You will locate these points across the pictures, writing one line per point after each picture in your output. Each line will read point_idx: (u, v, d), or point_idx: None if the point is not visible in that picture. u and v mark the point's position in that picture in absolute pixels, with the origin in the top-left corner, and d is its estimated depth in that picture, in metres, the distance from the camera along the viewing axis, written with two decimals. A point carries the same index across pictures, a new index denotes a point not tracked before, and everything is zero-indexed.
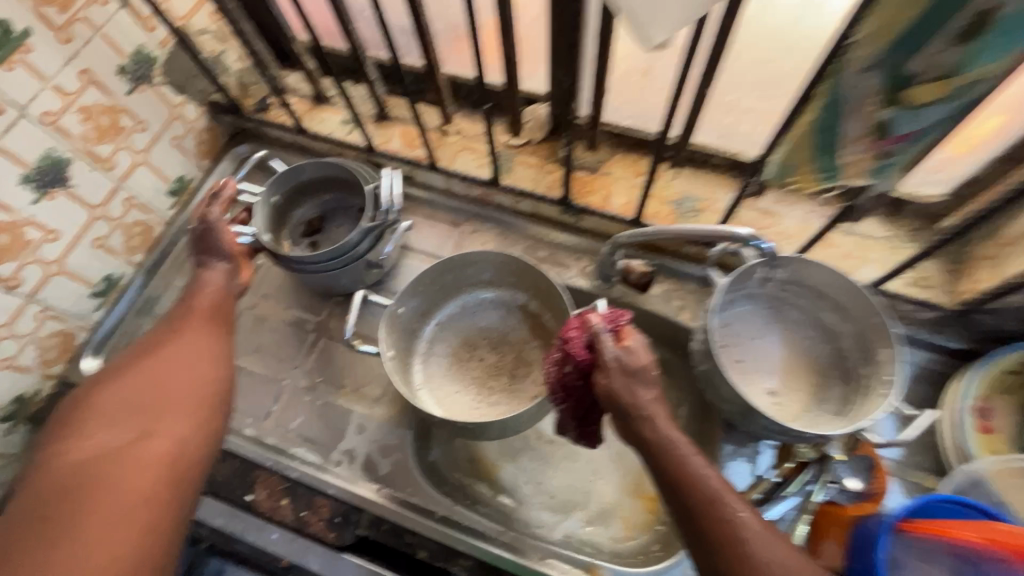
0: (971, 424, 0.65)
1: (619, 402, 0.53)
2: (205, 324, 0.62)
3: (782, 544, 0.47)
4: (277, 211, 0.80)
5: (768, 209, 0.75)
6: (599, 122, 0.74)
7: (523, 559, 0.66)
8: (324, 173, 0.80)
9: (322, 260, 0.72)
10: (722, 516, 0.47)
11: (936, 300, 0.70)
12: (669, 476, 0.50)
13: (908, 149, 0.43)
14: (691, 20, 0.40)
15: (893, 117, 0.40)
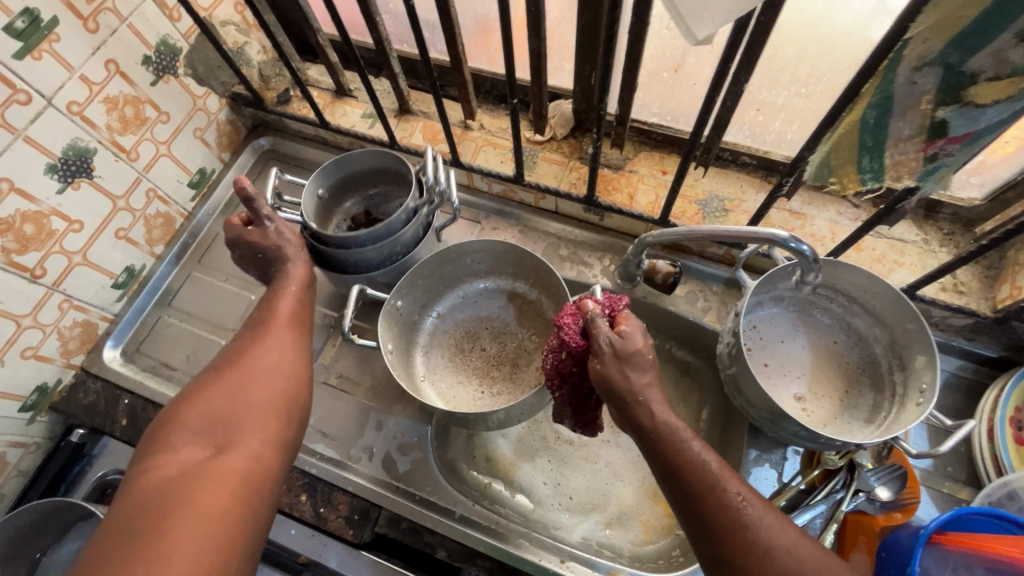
0: (1008, 435, 0.63)
1: (612, 387, 0.51)
2: (287, 329, 0.60)
3: (786, 529, 0.44)
4: (321, 204, 0.79)
5: (797, 210, 0.73)
6: (628, 120, 0.73)
7: (542, 561, 0.65)
8: (371, 167, 0.79)
9: (368, 240, 0.69)
10: (722, 500, 0.45)
11: (971, 306, 0.67)
12: (667, 462, 0.47)
13: (961, 150, 0.41)
14: (739, 14, 0.37)
15: (951, 117, 0.39)
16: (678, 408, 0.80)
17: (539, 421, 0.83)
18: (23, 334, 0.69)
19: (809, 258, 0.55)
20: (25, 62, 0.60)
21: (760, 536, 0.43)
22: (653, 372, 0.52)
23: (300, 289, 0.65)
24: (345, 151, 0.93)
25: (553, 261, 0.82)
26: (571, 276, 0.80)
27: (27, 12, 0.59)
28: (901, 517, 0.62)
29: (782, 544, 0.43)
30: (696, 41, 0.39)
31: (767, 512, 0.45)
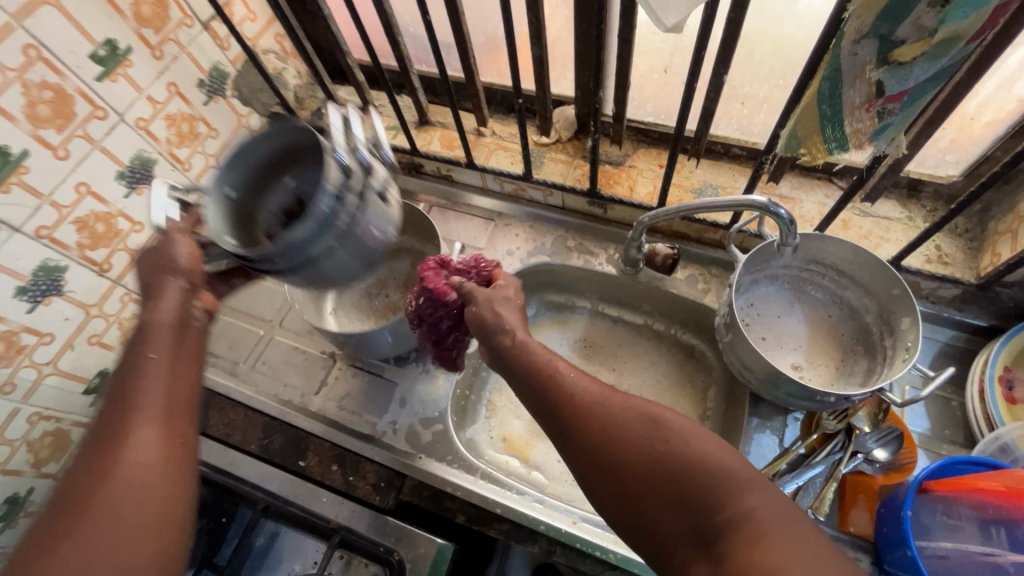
0: (998, 394, 0.65)
1: (485, 324, 0.58)
2: (161, 421, 0.48)
3: (615, 394, 0.50)
4: (238, 208, 0.63)
5: (787, 194, 0.78)
6: (623, 118, 0.81)
7: (556, 522, 0.68)
8: (281, 141, 0.62)
9: (295, 245, 0.53)
10: (560, 384, 0.51)
11: (956, 275, 0.70)
12: (518, 365, 0.55)
13: (902, 109, 0.47)
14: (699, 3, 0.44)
15: (885, 78, 0.45)
16: (685, 389, 0.85)
17: None
18: (89, 322, 0.78)
19: (786, 222, 0.61)
20: (104, 84, 0.71)
21: (587, 397, 0.50)
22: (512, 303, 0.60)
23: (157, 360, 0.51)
24: None
25: (561, 252, 0.89)
26: (579, 265, 0.87)
27: (108, 42, 0.70)
28: (898, 477, 0.66)
29: (614, 408, 0.48)
30: (665, 27, 0.46)
31: (598, 386, 0.51)
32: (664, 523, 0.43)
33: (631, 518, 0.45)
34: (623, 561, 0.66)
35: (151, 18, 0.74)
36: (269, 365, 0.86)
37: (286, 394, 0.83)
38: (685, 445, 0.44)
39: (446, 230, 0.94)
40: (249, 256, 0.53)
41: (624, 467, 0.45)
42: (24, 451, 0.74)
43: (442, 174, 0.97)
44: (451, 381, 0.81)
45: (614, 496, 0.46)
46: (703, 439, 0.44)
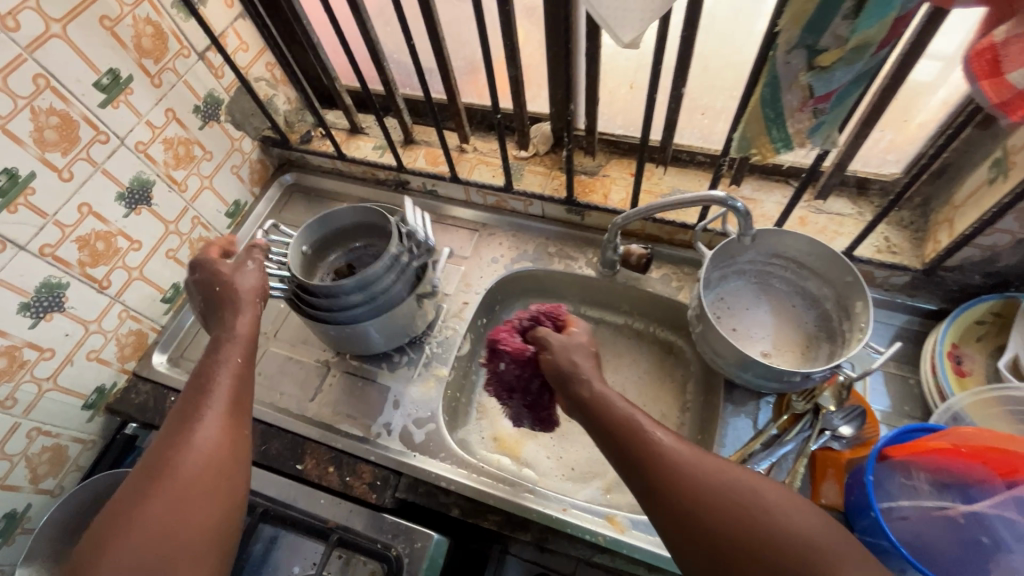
0: (947, 368, 0.71)
1: (563, 372, 0.60)
2: (229, 423, 0.54)
3: (706, 456, 0.51)
4: (306, 259, 0.82)
5: (749, 195, 0.84)
6: (595, 130, 0.87)
7: (546, 509, 0.71)
8: (360, 218, 0.83)
9: (348, 290, 0.73)
10: (642, 434, 0.52)
11: (905, 263, 0.77)
12: (596, 413, 0.56)
13: (833, 108, 0.53)
14: (651, 19, 0.50)
15: (814, 82, 0.51)
16: (664, 383, 0.90)
17: None
18: (88, 338, 0.81)
19: (744, 212, 0.68)
20: (106, 110, 0.75)
21: (672, 451, 0.51)
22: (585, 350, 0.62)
23: (233, 367, 0.58)
24: (358, 179, 1.07)
25: (543, 258, 0.94)
26: (561, 269, 0.93)
27: (111, 71, 0.75)
28: (865, 451, 0.70)
29: (700, 466, 0.49)
30: (622, 44, 0.51)
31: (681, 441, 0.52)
32: (684, 508, 0.48)
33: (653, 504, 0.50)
34: (611, 544, 0.69)
35: (151, 49, 0.79)
36: (265, 376, 0.88)
37: (282, 403, 0.85)
38: (778, 513, 0.46)
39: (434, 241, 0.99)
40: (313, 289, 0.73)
41: (710, 521, 0.47)
42: (23, 466, 0.75)
43: (428, 189, 1.02)
44: (442, 383, 0.84)
45: (695, 549, 0.47)
46: (800, 510, 0.46)
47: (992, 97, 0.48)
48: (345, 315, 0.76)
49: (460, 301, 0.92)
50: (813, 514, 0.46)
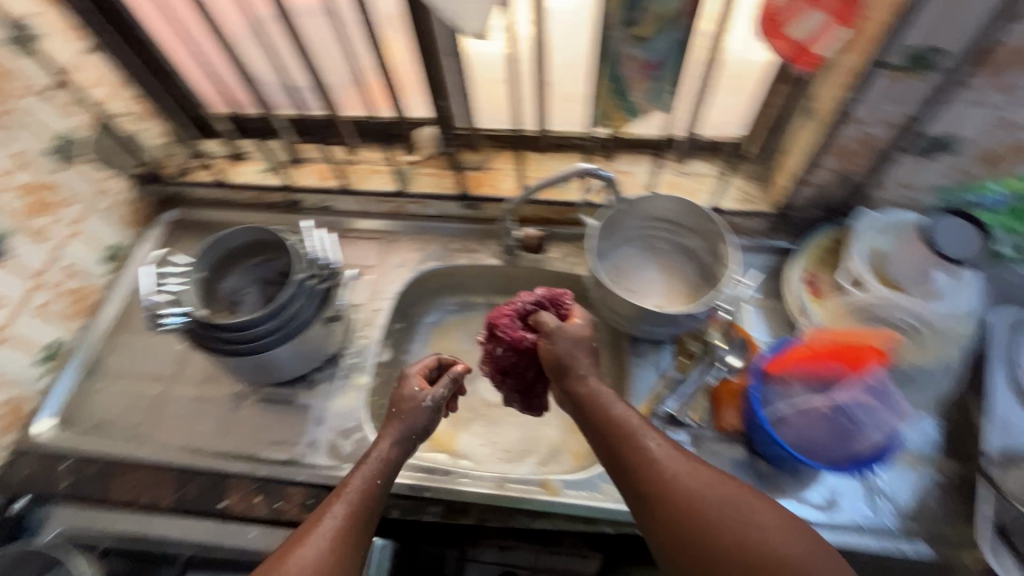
0: (805, 292, 0.82)
1: (561, 361, 0.65)
2: (339, 548, 0.54)
3: (706, 477, 0.54)
4: (204, 285, 0.77)
5: (624, 169, 0.92)
6: (474, 125, 0.91)
7: (483, 488, 0.73)
8: (255, 235, 0.80)
9: (260, 322, 0.71)
10: (649, 457, 0.55)
11: (758, 209, 0.88)
12: (602, 427, 0.60)
13: (662, 71, 0.61)
14: None
15: (643, 52, 0.58)
16: None
17: (467, 394, 0.95)
18: None
19: (612, 182, 0.78)
20: None
21: (677, 474, 0.54)
22: (573, 345, 0.67)
23: (356, 490, 0.60)
24: (248, 206, 1.04)
25: (447, 255, 0.97)
26: (466, 263, 0.96)
27: None
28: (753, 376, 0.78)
29: (702, 490, 0.52)
30: (471, 32, 0.60)
31: (684, 462, 0.55)
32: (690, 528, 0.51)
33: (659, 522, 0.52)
34: (544, 506, 0.72)
35: None
36: (173, 421, 0.84)
37: (196, 444, 0.81)
38: (773, 541, 0.49)
39: None
40: (224, 325, 0.69)
41: (711, 547, 0.49)
42: None
43: (322, 205, 1.01)
44: (364, 392, 0.84)
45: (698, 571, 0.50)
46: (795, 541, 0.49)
47: (785, 50, 0.60)
48: (249, 346, 0.73)
49: (372, 310, 0.92)
50: (807, 543, 0.49)
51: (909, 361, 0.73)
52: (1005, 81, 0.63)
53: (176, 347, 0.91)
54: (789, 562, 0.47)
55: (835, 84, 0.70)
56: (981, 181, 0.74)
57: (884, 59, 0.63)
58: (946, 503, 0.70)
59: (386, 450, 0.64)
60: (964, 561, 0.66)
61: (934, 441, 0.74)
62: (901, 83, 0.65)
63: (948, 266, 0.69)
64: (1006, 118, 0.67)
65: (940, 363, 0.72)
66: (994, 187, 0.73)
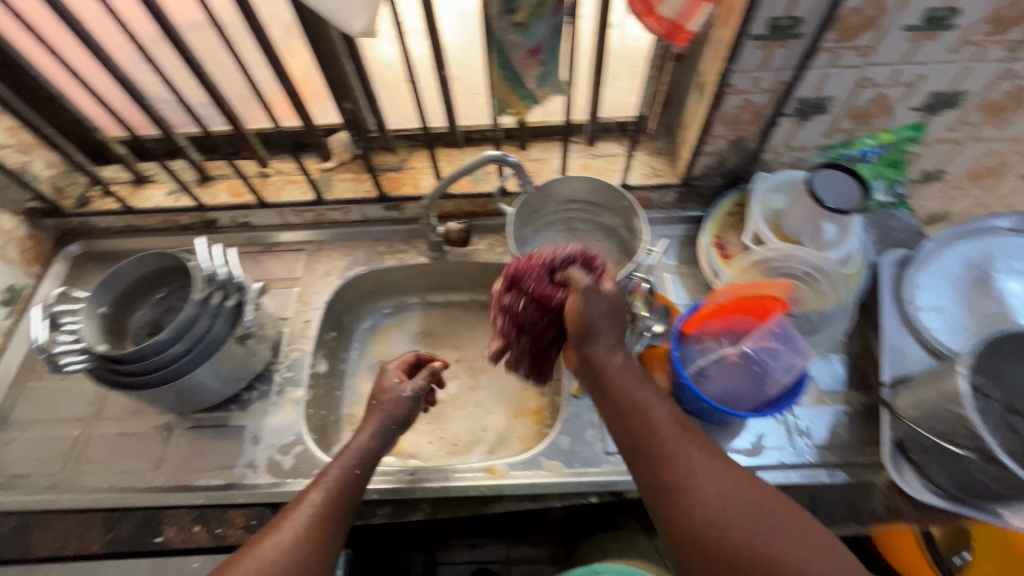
0: (715, 254, 0.87)
1: (591, 324, 0.61)
2: (316, 543, 0.55)
3: (741, 482, 0.52)
4: (110, 321, 0.78)
5: (539, 157, 0.95)
6: (385, 126, 0.91)
7: (429, 482, 0.74)
8: (156, 264, 0.80)
9: (160, 346, 0.70)
10: (682, 458, 0.53)
11: (668, 182, 0.93)
12: (627, 417, 0.56)
13: (547, 58, 0.62)
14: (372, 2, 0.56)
15: (523, 37, 0.59)
16: None
17: None
18: None
19: (517, 168, 0.80)
20: None
21: (710, 476, 0.52)
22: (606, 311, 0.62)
23: (334, 479, 0.61)
24: (160, 231, 1.00)
25: (375, 258, 0.97)
26: (395, 265, 0.96)
27: None
28: None
29: (735, 495, 0.51)
30: (357, 32, 0.57)
31: (707, 460, 0.53)
32: (720, 531, 0.49)
33: (686, 523, 0.50)
34: (494, 490, 0.74)
35: None
36: (96, 462, 0.79)
37: (123, 482, 0.77)
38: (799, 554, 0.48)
39: (261, 272, 0.96)
40: (123, 355, 0.68)
41: (739, 553, 0.48)
42: None
43: (240, 222, 0.99)
44: (301, 404, 0.83)
45: (697, 564, 0.50)
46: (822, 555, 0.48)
47: (658, 28, 0.62)
48: (158, 374, 0.71)
49: (302, 322, 0.91)
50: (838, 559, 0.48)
51: (809, 308, 0.78)
52: (857, 41, 0.69)
53: (92, 385, 0.86)
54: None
55: (716, 58, 0.74)
56: (856, 136, 0.84)
57: (751, 30, 0.67)
58: (856, 431, 0.76)
59: (365, 441, 0.65)
60: (875, 480, 0.72)
61: (842, 378, 0.80)
62: (769, 51, 0.70)
63: (831, 214, 0.75)
64: (863, 75, 0.74)
65: (836, 307, 0.77)
66: (868, 140, 0.84)
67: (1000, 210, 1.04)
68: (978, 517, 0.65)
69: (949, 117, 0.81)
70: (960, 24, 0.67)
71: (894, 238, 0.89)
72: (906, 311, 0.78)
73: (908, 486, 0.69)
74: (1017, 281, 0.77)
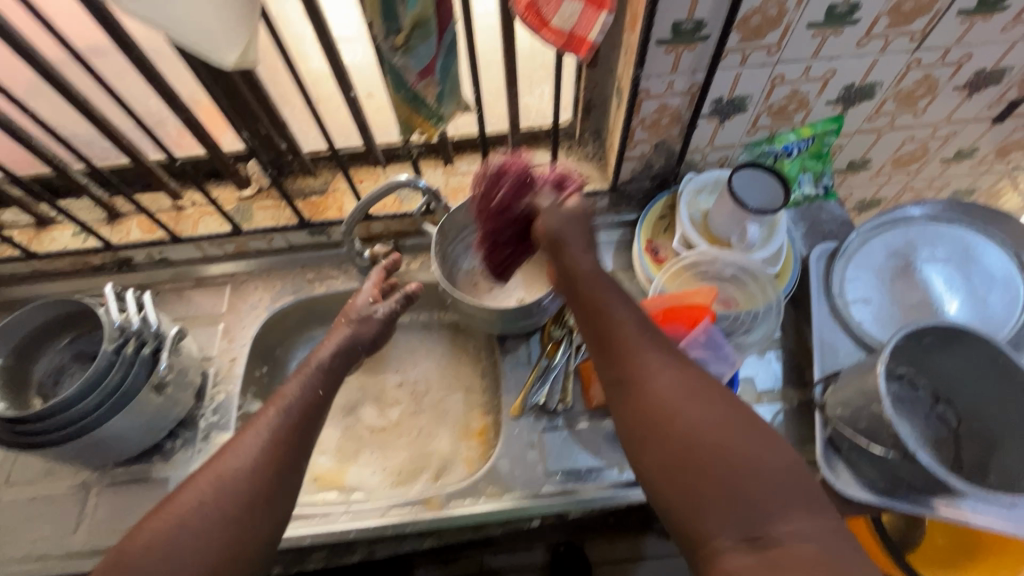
0: (648, 260, 0.85)
1: (555, 232, 0.65)
2: (274, 464, 0.56)
3: (693, 376, 0.53)
4: (8, 373, 0.74)
5: (466, 170, 0.92)
6: (300, 149, 0.87)
7: (363, 522, 0.71)
8: (61, 310, 0.75)
9: (63, 405, 0.65)
10: (636, 351, 0.55)
11: (597, 188, 0.91)
12: (593, 316, 0.59)
13: (441, 80, 0.59)
14: (239, 34, 0.52)
15: (406, 62, 0.55)
16: (461, 359, 0.96)
17: (351, 424, 0.92)
18: None
19: (429, 190, 0.77)
20: None
21: (661, 368, 0.53)
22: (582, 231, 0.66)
23: (295, 394, 0.62)
24: (70, 273, 0.94)
25: (304, 286, 0.93)
26: (324, 292, 0.92)
27: None
28: None
29: (682, 385, 0.52)
30: (230, 65, 0.53)
31: (673, 365, 0.53)
32: (666, 413, 0.50)
33: (633, 407, 0.52)
34: (431, 524, 0.71)
35: None
36: (5, 533, 0.74)
37: (38, 550, 0.73)
38: (743, 445, 0.47)
39: (182, 310, 0.91)
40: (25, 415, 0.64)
41: (680, 435, 0.49)
42: None
43: (156, 258, 0.93)
44: None
45: (644, 443, 0.51)
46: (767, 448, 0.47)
47: (555, 40, 0.59)
48: (65, 433, 0.66)
49: (228, 360, 0.86)
50: (781, 452, 0.47)
51: (741, 308, 0.77)
52: (763, 41, 0.68)
53: None
54: (753, 465, 0.46)
55: (627, 63, 0.72)
56: (778, 132, 0.84)
57: (655, 35, 0.65)
58: (794, 430, 0.76)
59: (327, 359, 0.68)
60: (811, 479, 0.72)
61: (778, 376, 0.80)
62: (677, 55, 0.68)
63: (754, 214, 0.75)
64: (775, 73, 0.73)
65: (767, 306, 0.77)
66: (790, 135, 0.83)
67: (927, 192, 1.06)
68: (904, 508, 0.63)
69: (866, 109, 0.82)
70: (862, 19, 0.67)
71: (824, 230, 0.88)
72: (836, 305, 0.78)
73: (841, 484, 0.67)
74: (939, 269, 0.77)
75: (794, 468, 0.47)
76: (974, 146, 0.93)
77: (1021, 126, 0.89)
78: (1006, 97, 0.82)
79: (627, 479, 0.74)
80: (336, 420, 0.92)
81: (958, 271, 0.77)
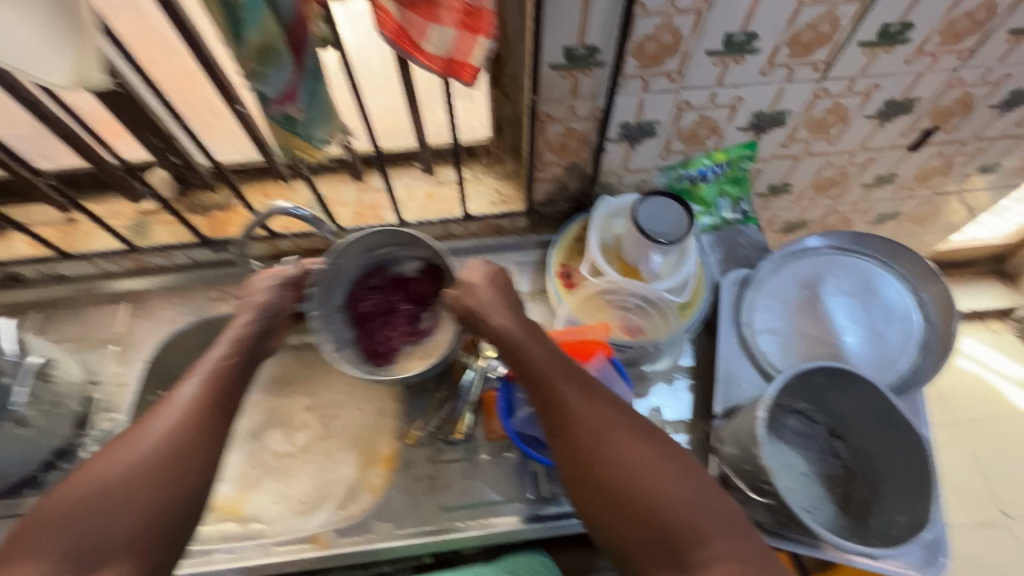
0: (559, 285, 0.83)
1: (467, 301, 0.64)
2: (196, 422, 0.54)
3: (619, 423, 0.54)
4: None
5: (378, 187, 0.89)
6: (196, 162, 0.82)
7: (244, 559, 0.70)
8: None
9: None
10: (565, 402, 0.55)
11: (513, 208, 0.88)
12: (522, 369, 0.58)
13: (308, 105, 0.56)
14: (70, 45, 0.46)
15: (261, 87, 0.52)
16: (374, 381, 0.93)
17: (255, 449, 0.88)
18: None
19: (312, 219, 0.73)
20: None
21: (589, 417, 0.54)
22: (499, 294, 0.65)
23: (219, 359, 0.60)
24: None
25: (206, 305, 0.88)
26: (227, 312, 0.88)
27: None
28: None
29: (611, 434, 0.53)
30: (70, 85, 0.48)
31: (600, 410, 0.55)
32: (598, 465, 0.52)
33: (568, 457, 0.54)
34: (317, 563, 0.70)
35: None
36: None
37: None
38: (671, 487, 0.50)
39: (74, 330, 0.87)
40: None
41: (612, 485, 0.51)
42: None
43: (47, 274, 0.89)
44: None
45: (581, 490, 0.53)
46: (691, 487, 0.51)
47: (432, 65, 0.56)
48: None
49: (117, 385, 0.82)
50: (702, 488, 0.51)
51: (647, 338, 0.77)
52: (662, 67, 0.66)
53: None
54: (681, 505, 0.49)
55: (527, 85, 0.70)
56: (692, 156, 0.82)
57: (547, 59, 0.63)
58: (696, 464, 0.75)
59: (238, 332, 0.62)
60: None
61: (688, 405, 0.78)
62: (574, 80, 0.66)
63: (659, 246, 0.73)
64: (681, 99, 0.71)
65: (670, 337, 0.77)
66: (704, 160, 0.82)
67: (854, 215, 1.05)
68: (790, 549, 0.64)
69: (779, 135, 0.80)
70: (762, 48, 0.65)
71: (741, 254, 0.87)
72: (744, 335, 0.76)
73: None
74: (844, 301, 0.77)
75: (715, 500, 0.50)
76: (893, 172, 0.93)
77: (937, 153, 0.89)
78: (919, 126, 0.82)
79: (527, 514, 0.72)
80: (240, 445, 0.88)
81: (861, 304, 0.77)
